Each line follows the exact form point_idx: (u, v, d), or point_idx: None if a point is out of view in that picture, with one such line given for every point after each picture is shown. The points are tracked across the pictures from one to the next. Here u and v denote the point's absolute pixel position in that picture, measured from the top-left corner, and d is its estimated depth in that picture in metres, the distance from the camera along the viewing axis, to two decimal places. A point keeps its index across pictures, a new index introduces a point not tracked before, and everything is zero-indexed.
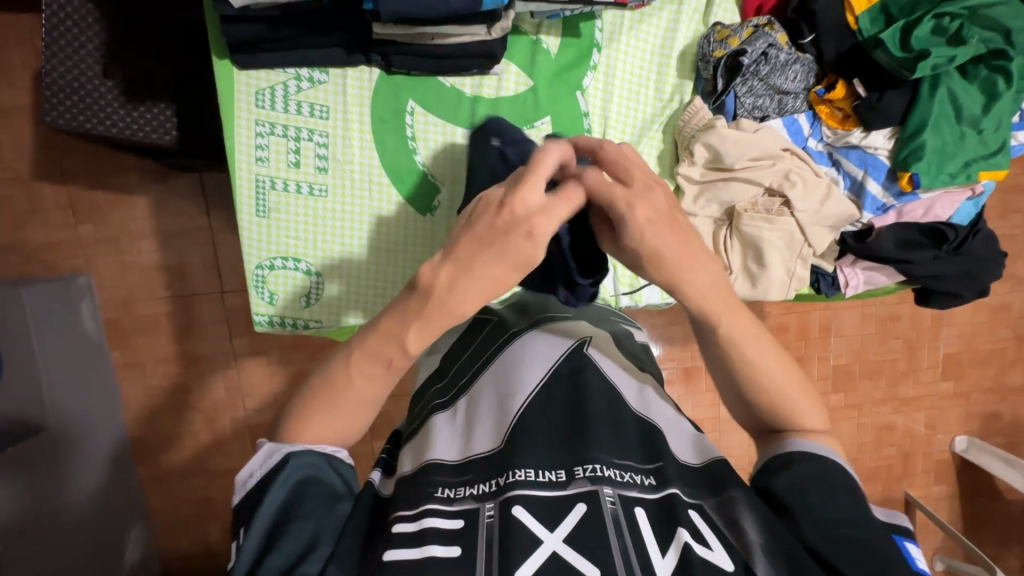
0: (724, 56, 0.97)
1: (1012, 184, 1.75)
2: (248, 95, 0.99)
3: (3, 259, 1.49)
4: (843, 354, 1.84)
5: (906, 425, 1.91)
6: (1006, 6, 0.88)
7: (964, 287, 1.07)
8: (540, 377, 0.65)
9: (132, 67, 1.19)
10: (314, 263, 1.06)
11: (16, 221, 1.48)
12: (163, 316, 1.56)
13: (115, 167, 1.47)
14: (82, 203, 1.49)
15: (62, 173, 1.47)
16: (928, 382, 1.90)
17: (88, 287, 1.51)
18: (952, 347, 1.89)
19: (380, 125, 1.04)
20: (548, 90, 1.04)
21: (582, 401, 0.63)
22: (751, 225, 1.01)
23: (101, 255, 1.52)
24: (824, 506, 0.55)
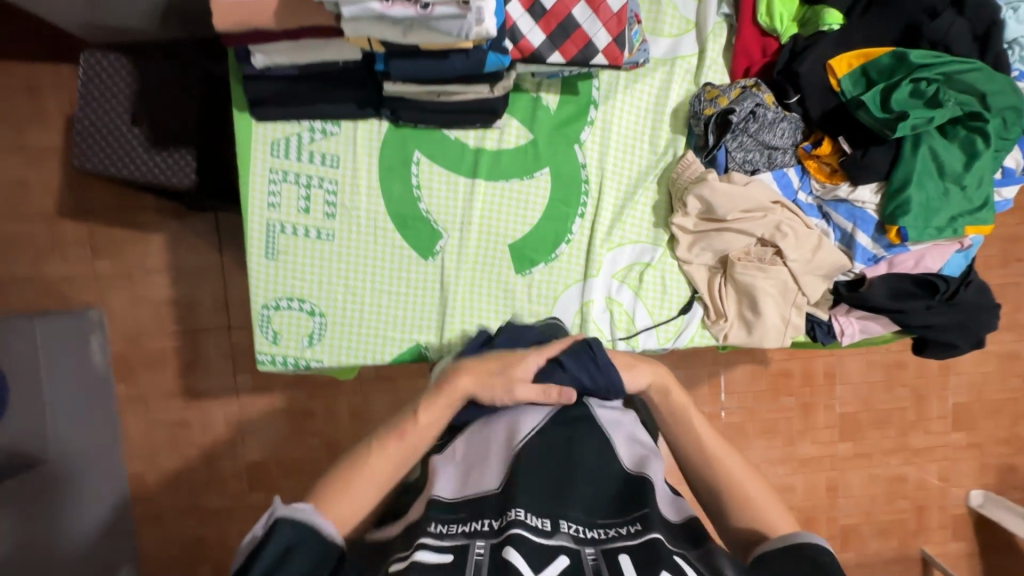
0: (714, 113, 1.02)
1: (1010, 233, 1.78)
2: (264, 145, 1.06)
3: (22, 291, 1.55)
4: (849, 402, 1.82)
5: (918, 477, 1.86)
6: (978, 72, 0.92)
7: (961, 338, 1.07)
8: (537, 422, 0.70)
9: (158, 115, 1.28)
10: (319, 303, 1.09)
11: (38, 255, 1.55)
12: (170, 351, 1.60)
13: (135, 206, 1.55)
14: (102, 240, 1.55)
15: (84, 211, 1.54)
16: (938, 433, 1.86)
17: (100, 320, 1.56)
18: (961, 397, 1.86)
19: (387, 174, 1.09)
20: (547, 143, 1.09)
21: (570, 451, 0.66)
22: (744, 274, 1.04)
23: (116, 290, 1.57)
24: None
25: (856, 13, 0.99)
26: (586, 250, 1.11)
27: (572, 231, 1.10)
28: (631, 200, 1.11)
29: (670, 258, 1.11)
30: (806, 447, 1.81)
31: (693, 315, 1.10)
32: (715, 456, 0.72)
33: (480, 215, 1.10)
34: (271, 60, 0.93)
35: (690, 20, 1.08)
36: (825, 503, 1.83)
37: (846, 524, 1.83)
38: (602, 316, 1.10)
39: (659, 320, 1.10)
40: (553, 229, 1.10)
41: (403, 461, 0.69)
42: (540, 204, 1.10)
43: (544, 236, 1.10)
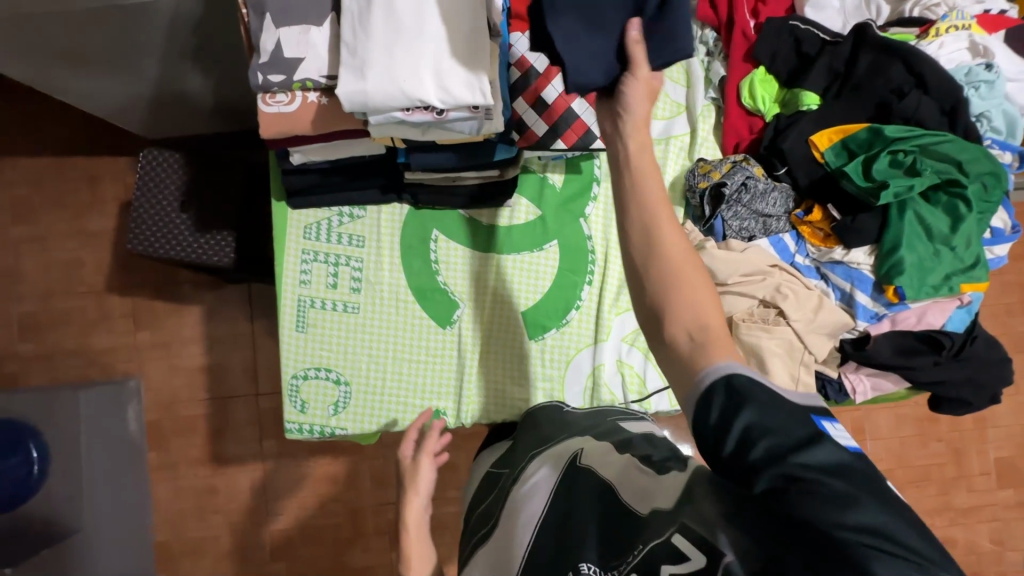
0: (709, 186, 1.11)
1: None
2: (298, 229, 1.18)
3: (68, 362, 1.66)
4: (882, 458, 1.77)
5: (967, 538, 1.77)
6: (951, 143, 0.98)
7: (973, 395, 1.07)
8: (544, 503, 0.76)
9: (203, 200, 1.43)
10: (344, 372, 1.17)
11: (87, 328, 1.67)
12: (199, 418, 1.67)
13: (177, 280, 1.68)
14: (144, 313, 1.68)
15: (130, 286, 1.68)
16: (983, 491, 1.79)
17: (136, 389, 1.66)
18: (1003, 452, 1.81)
19: (408, 251, 1.19)
20: (554, 217, 1.19)
21: (571, 512, 0.70)
22: (750, 334, 1.07)
23: (152, 360, 1.67)
24: (743, 427, 0.50)
25: (831, 95, 1.07)
26: (595, 316, 1.17)
27: (580, 298, 1.18)
28: None
29: None
30: None
31: None
32: (670, 262, 0.59)
33: (493, 287, 1.18)
34: (307, 158, 1.05)
35: (680, 104, 1.19)
36: None
37: None
38: (614, 378, 1.16)
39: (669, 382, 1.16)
40: (564, 297, 1.17)
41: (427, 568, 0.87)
42: (549, 273, 1.18)
43: (554, 304, 1.17)
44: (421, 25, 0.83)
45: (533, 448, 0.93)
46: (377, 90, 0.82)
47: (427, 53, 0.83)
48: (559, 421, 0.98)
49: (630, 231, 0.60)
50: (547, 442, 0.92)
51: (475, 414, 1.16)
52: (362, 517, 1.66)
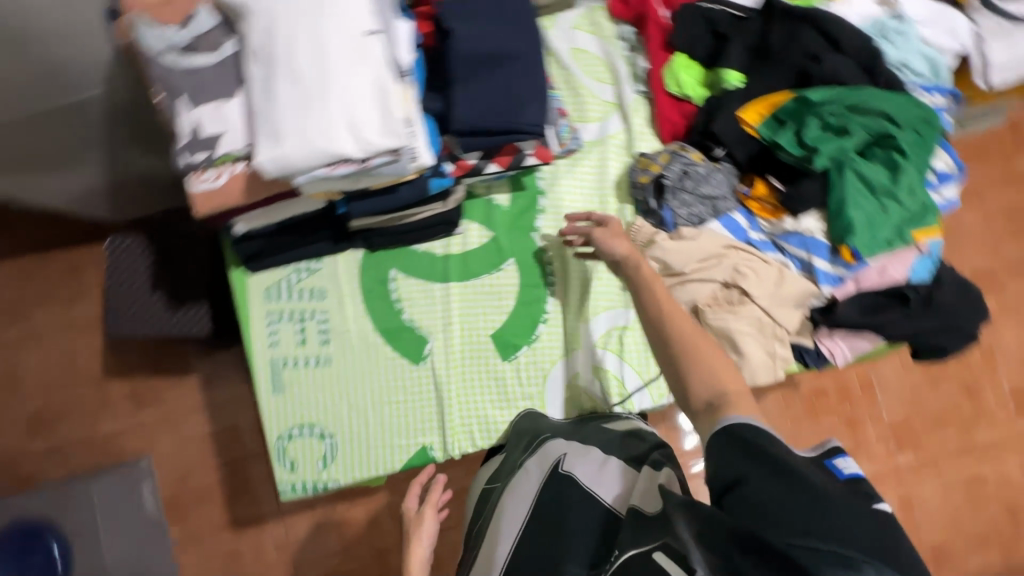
0: (649, 180, 1.11)
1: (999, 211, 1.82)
2: (259, 293, 1.18)
3: (78, 452, 1.67)
4: (895, 410, 1.83)
5: (999, 474, 1.84)
6: (874, 97, 0.97)
7: (950, 340, 1.04)
8: (524, 512, 0.88)
9: (177, 275, 1.46)
10: (327, 425, 1.17)
11: (91, 416, 1.68)
12: (216, 485, 1.68)
13: (172, 355, 1.70)
14: (144, 392, 1.69)
15: (127, 368, 1.70)
16: (1006, 423, 1.85)
17: (148, 468, 1.67)
18: (1015, 381, 1.86)
19: (370, 294, 1.19)
20: (506, 236, 1.19)
21: (553, 512, 0.84)
22: (716, 319, 1.07)
23: (160, 437, 1.69)
24: (746, 462, 0.62)
25: (752, 68, 1.07)
26: (563, 326, 1.18)
27: (546, 311, 1.18)
28: (594, 270, 1.18)
29: None
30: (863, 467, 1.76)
31: None
32: (683, 349, 0.74)
33: (458, 316, 1.18)
34: (250, 226, 1.08)
35: (611, 102, 1.19)
36: None
37: (933, 543, 1.79)
38: (592, 384, 1.16)
39: (649, 378, 1.16)
40: (529, 312, 1.18)
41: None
42: (511, 293, 1.18)
43: (521, 322, 1.18)
44: (324, 77, 0.82)
45: (535, 435, 1.05)
46: (295, 154, 0.83)
47: (336, 105, 0.83)
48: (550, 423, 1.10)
49: (647, 318, 0.80)
50: (541, 432, 1.04)
51: (462, 444, 1.17)
52: (390, 555, 1.67)
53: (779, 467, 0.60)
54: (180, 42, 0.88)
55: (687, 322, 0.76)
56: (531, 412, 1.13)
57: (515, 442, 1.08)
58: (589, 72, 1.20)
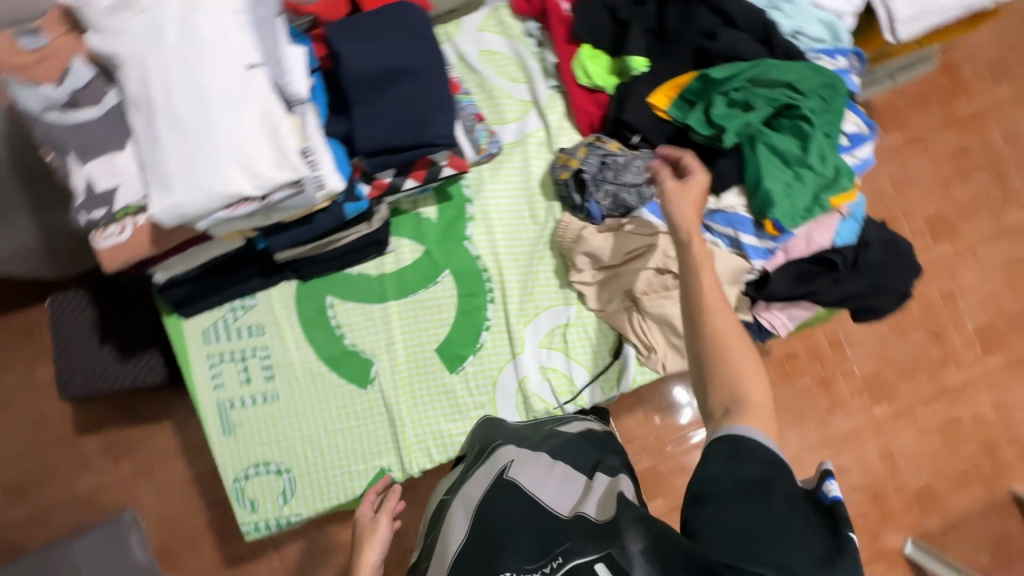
0: (570, 175, 1.10)
1: (955, 149, 1.78)
2: (196, 336, 1.16)
3: (62, 512, 1.63)
4: (866, 363, 1.74)
5: (972, 414, 1.74)
6: (775, 68, 0.97)
7: (882, 300, 1.04)
8: (468, 519, 0.85)
9: (127, 325, 1.42)
10: (283, 461, 1.16)
11: (70, 475, 1.64)
12: (204, 526, 1.65)
13: (145, 402, 1.66)
14: (121, 443, 1.65)
15: (100, 422, 1.65)
16: (973, 363, 1.75)
17: (134, 519, 1.61)
18: (980, 320, 1.76)
19: (309, 323, 1.18)
20: (439, 249, 1.18)
21: (497, 514, 0.82)
22: (654, 307, 1.09)
23: (143, 486, 1.65)
24: (717, 474, 0.63)
25: (655, 52, 1.06)
26: (507, 330, 1.17)
27: (488, 319, 1.17)
28: (531, 271, 1.17)
29: (586, 311, 1.16)
30: (842, 422, 1.72)
31: (627, 356, 1.15)
32: (718, 346, 0.72)
33: (400, 335, 1.17)
34: (170, 272, 1.08)
35: (527, 100, 1.18)
36: (886, 474, 1.71)
37: (918, 488, 1.71)
38: (542, 386, 1.16)
39: (597, 371, 1.16)
40: (471, 322, 1.17)
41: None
42: (450, 305, 1.17)
43: (464, 332, 1.17)
44: (208, 120, 0.81)
45: (487, 443, 1.02)
46: (188, 200, 0.81)
47: (224, 146, 0.81)
48: (502, 429, 1.07)
49: (695, 303, 0.75)
50: (493, 441, 1.01)
51: (420, 461, 1.16)
52: None
53: (740, 484, 0.61)
54: (56, 99, 0.85)
55: (730, 323, 0.73)
56: (488, 418, 1.11)
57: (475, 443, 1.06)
58: (501, 73, 1.18)
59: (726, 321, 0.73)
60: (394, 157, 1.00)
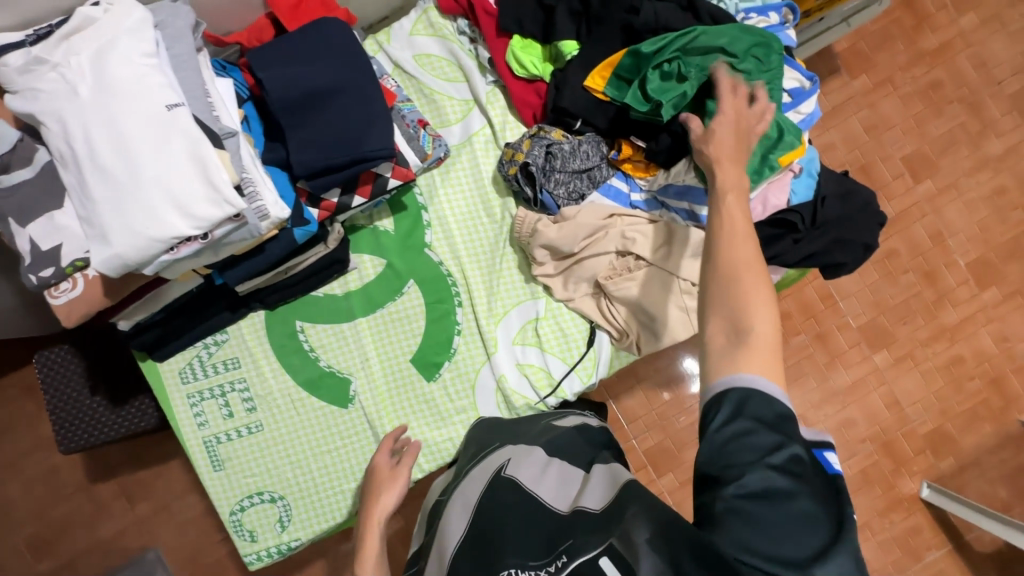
0: (518, 170, 1.08)
1: (926, 83, 1.74)
2: (174, 377, 1.16)
3: (85, 561, 1.63)
4: (861, 313, 1.71)
5: (975, 350, 1.71)
6: (705, 35, 0.95)
7: (845, 254, 1.03)
8: (465, 521, 0.77)
9: (118, 372, 1.35)
10: (276, 489, 1.17)
11: (87, 524, 1.63)
12: (226, 557, 1.64)
13: (151, 443, 1.64)
14: (133, 487, 1.64)
15: (110, 468, 1.64)
16: (968, 300, 1.72)
17: (157, 557, 1.61)
18: (971, 254, 1.72)
19: (283, 350, 1.18)
20: (401, 260, 1.18)
21: (495, 513, 0.75)
22: (619, 290, 1.07)
23: (160, 526, 1.64)
24: (731, 452, 0.57)
25: (584, 35, 1.05)
26: (479, 332, 1.17)
27: (458, 322, 1.17)
28: (495, 270, 1.17)
29: (554, 302, 1.16)
30: (842, 375, 1.70)
31: (602, 341, 1.14)
32: (730, 273, 0.63)
33: (374, 349, 1.17)
34: (134, 319, 1.08)
35: (468, 100, 1.18)
36: (893, 421, 1.69)
37: (928, 432, 1.69)
38: (521, 382, 1.15)
39: (573, 361, 1.14)
40: (442, 327, 1.17)
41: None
42: (420, 313, 1.17)
43: (436, 339, 1.17)
44: (134, 167, 0.81)
45: (479, 448, 0.95)
46: (128, 248, 0.82)
47: (154, 190, 0.81)
48: (495, 428, 1.00)
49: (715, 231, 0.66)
50: (485, 448, 0.93)
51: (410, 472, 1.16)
52: None
53: (751, 465, 0.56)
54: None
55: (747, 253, 0.64)
56: (484, 421, 1.05)
57: (468, 453, 0.97)
58: (438, 76, 1.18)
59: (747, 248, 0.64)
60: (333, 175, 0.98)
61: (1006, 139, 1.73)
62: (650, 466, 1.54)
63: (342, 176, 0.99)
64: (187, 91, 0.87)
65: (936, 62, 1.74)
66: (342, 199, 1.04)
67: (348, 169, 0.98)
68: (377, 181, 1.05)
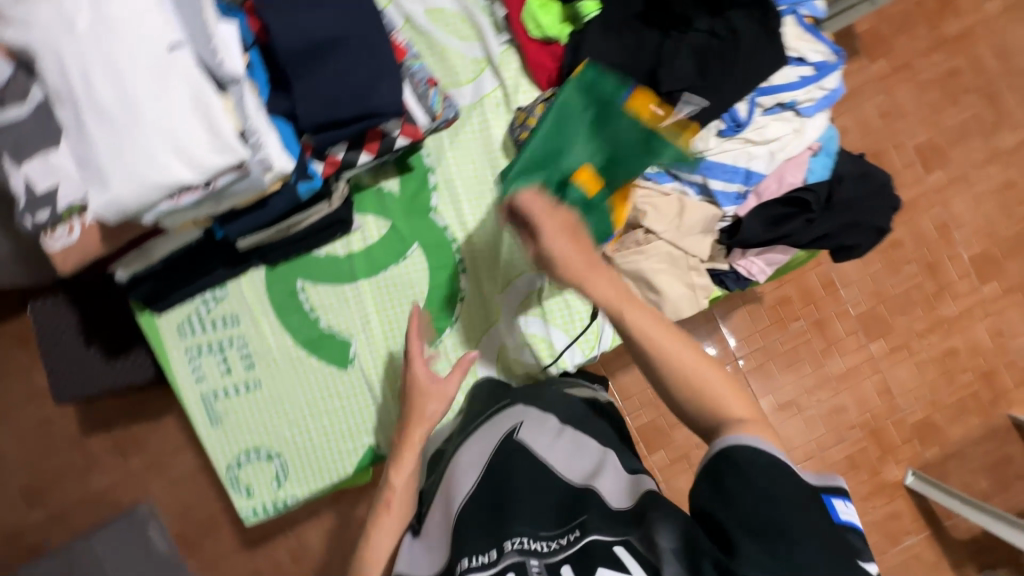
0: (529, 135, 1.05)
1: (946, 71, 1.70)
2: (173, 331, 1.15)
3: (79, 510, 1.64)
4: (861, 302, 1.71)
5: (969, 344, 1.72)
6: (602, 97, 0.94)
7: (859, 237, 1.01)
8: (475, 477, 0.82)
9: (110, 324, 1.33)
10: (273, 446, 1.17)
11: (81, 475, 1.64)
12: (219, 513, 1.65)
13: (145, 398, 1.63)
14: (126, 441, 1.64)
15: (104, 421, 1.64)
16: (967, 293, 1.72)
17: (149, 511, 1.63)
18: (974, 248, 1.71)
19: (283, 309, 1.16)
20: (405, 222, 1.16)
21: (508, 480, 0.79)
22: (626, 262, 1.03)
23: (153, 480, 1.65)
24: (735, 500, 0.59)
25: None
26: (482, 299, 1.16)
27: (462, 288, 1.16)
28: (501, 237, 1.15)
29: None
30: (836, 363, 1.71)
31: (606, 315, 1.12)
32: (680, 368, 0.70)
33: (375, 313, 1.16)
34: (131, 269, 1.07)
35: (480, 60, 1.14)
36: (883, 409, 1.71)
37: (916, 421, 1.71)
38: (522, 351, 1.14)
39: (576, 333, 1.12)
40: (445, 292, 1.15)
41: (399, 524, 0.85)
42: (422, 276, 1.16)
43: (438, 304, 1.15)
44: (133, 109, 0.78)
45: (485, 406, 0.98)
46: (126, 194, 0.79)
47: (154, 135, 0.78)
48: (499, 391, 1.03)
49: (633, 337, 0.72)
50: (494, 405, 0.97)
51: None
52: None
53: (757, 511, 0.57)
54: None
55: (687, 349, 0.71)
56: (488, 378, 1.08)
57: (473, 407, 1.02)
58: (451, 33, 1.14)
59: (678, 346, 0.71)
60: (340, 132, 0.96)
61: (1021, 132, 1.70)
62: (643, 442, 1.55)
63: (349, 133, 0.96)
64: (189, 30, 0.83)
65: (958, 48, 1.69)
66: (349, 156, 1.02)
67: (355, 126, 0.96)
68: (387, 140, 1.03)
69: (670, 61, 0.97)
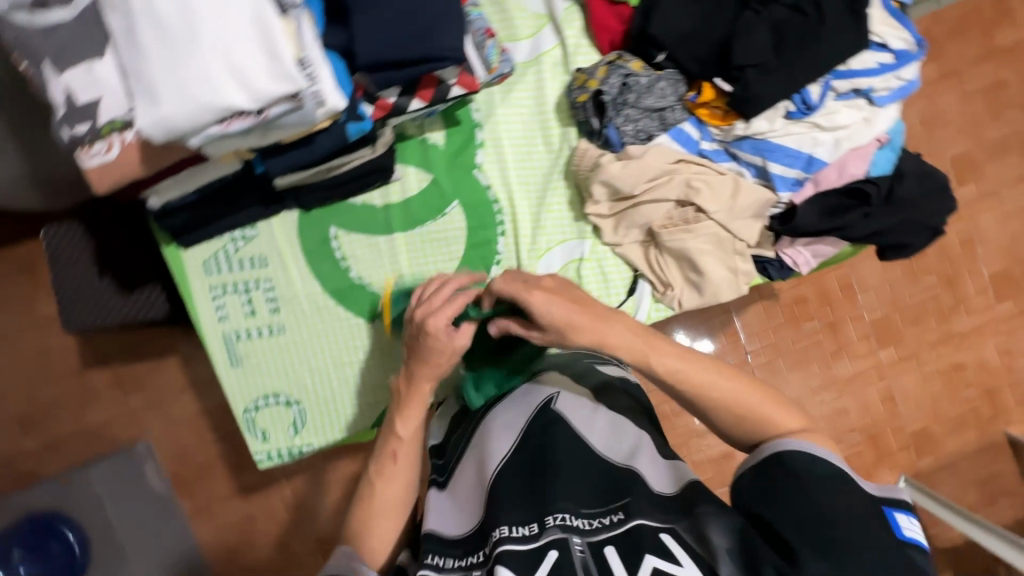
0: (588, 98, 1.03)
1: (993, 82, 1.66)
2: (198, 267, 1.12)
3: (72, 442, 1.61)
4: (877, 308, 1.71)
5: (977, 360, 1.73)
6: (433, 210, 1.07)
7: (914, 235, 1.00)
8: (511, 443, 0.81)
9: (123, 255, 1.27)
10: (292, 392, 1.16)
11: (78, 407, 1.61)
12: (215, 457, 1.63)
13: (149, 336, 1.60)
14: (127, 377, 1.61)
15: (105, 355, 1.61)
16: (982, 310, 1.72)
17: (148, 450, 1.61)
18: (995, 265, 1.71)
19: (313, 255, 1.13)
20: (448, 177, 1.12)
21: (545, 451, 0.77)
22: (672, 240, 1.02)
23: (151, 419, 1.62)
24: (789, 501, 0.61)
25: None
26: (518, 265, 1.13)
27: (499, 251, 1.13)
28: (544, 203, 1.12)
29: (600, 245, 1.12)
30: (845, 366, 1.71)
31: (642, 291, 1.11)
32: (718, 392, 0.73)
33: (408, 268, 1.14)
34: (164, 198, 1.03)
35: (541, 14, 1.11)
36: (886, 416, 1.72)
37: (916, 431, 1.72)
38: None
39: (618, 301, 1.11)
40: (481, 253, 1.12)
41: (408, 481, 0.83)
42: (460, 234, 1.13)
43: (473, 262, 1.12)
44: (194, 24, 0.74)
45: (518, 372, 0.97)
46: (178, 113, 0.75)
47: (212, 53, 0.74)
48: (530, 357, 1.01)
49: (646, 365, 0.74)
50: (527, 373, 0.95)
51: None
52: None
53: (812, 514, 0.59)
54: None
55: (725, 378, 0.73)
56: None
57: None
58: None
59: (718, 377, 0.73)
60: (395, 73, 0.91)
61: None
62: None
63: (404, 75, 0.91)
64: None
65: (1007, 60, 1.66)
66: (401, 101, 0.98)
67: (412, 68, 0.91)
68: (442, 88, 0.98)
69: (747, 33, 0.94)
